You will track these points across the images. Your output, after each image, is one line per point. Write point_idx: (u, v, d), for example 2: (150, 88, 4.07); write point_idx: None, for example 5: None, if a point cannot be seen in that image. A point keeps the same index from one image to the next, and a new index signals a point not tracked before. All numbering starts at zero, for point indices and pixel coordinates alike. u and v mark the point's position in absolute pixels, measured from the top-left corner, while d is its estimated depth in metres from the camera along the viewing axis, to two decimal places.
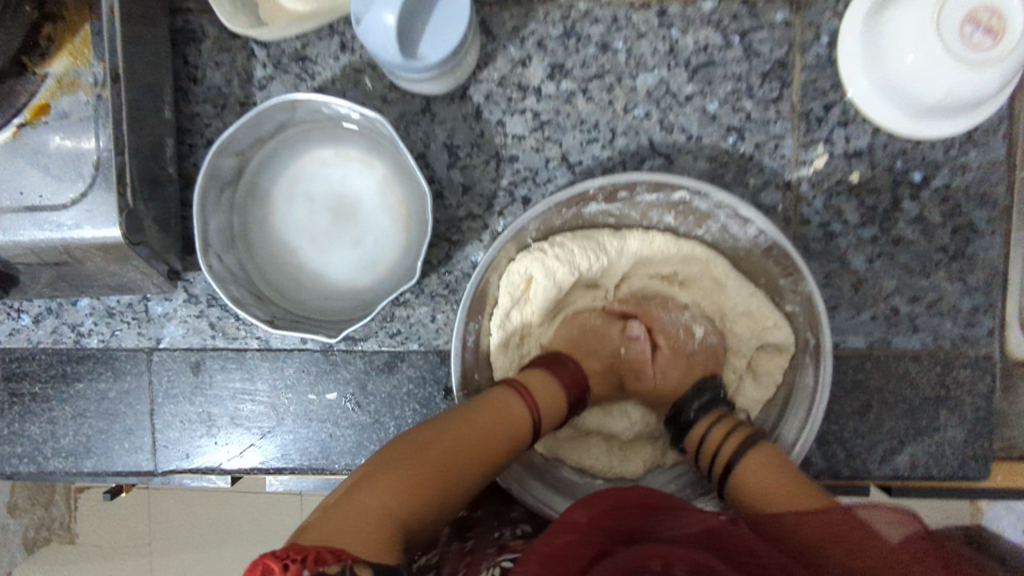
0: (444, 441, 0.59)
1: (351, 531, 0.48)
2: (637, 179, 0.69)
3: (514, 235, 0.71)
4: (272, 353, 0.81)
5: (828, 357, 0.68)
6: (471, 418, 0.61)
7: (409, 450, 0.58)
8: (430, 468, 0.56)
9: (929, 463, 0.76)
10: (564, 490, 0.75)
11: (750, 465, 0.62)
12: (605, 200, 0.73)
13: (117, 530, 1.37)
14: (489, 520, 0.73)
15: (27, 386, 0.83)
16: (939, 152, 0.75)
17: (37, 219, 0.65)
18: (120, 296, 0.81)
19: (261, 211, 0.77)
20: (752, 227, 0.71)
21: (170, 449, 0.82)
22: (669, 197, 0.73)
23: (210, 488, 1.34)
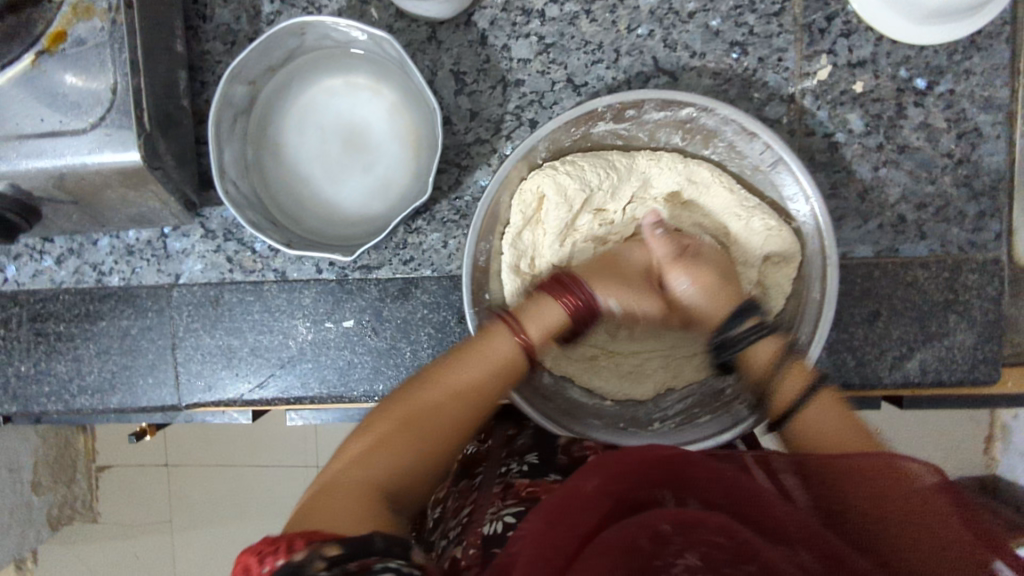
0: (416, 403, 0.60)
1: (332, 507, 0.49)
2: (646, 97, 0.69)
3: (523, 156, 0.72)
4: (289, 284, 0.82)
5: (834, 273, 0.67)
6: (440, 380, 0.62)
7: (385, 419, 0.59)
8: (406, 432, 0.58)
9: (939, 368, 0.77)
10: (573, 410, 0.75)
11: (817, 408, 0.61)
12: (614, 118, 0.74)
13: (138, 502, 1.41)
14: (498, 451, 0.76)
15: (52, 326, 0.85)
16: (943, 58, 0.75)
17: (59, 146, 0.67)
18: (139, 233, 0.83)
19: (275, 140, 0.78)
20: (759, 143, 0.70)
21: (192, 382, 0.84)
22: (677, 115, 0.73)
23: (227, 455, 1.36)
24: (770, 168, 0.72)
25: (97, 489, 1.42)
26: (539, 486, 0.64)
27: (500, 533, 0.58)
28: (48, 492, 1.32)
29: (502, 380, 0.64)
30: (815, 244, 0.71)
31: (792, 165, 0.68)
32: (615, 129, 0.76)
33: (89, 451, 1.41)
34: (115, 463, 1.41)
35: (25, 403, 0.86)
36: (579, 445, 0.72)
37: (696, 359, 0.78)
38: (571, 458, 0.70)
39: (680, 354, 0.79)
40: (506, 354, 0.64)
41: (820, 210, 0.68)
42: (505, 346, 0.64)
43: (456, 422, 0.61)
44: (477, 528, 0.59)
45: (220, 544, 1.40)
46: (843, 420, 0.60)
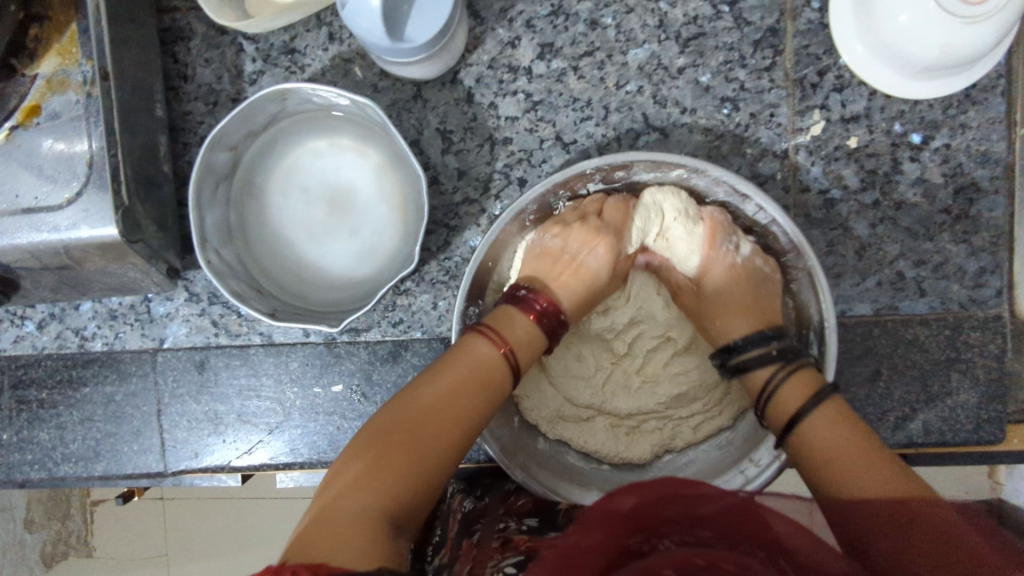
0: (404, 418, 0.58)
1: (333, 539, 0.48)
2: (635, 160, 0.67)
3: (512, 219, 0.70)
4: (275, 348, 0.81)
5: (833, 334, 0.66)
6: (430, 386, 0.61)
7: (376, 436, 0.57)
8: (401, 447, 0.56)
9: (942, 429, 0.75)
10: (568, 477, 0.74)
11: (820, 425, 0.61)
12: (603, 179, 0.74)
13: (133, 539, 1.38)
14: (496, 507, 0.76)
15: (34, 393, 0.83)
16: (938, 112, 0.74)
17: (35, 222, 0.65)
18: (122, 298, 0.81)
19: (260, 205, 0.77)
20: (751, 204, 0.69)
21: (179, 449, 0.82)
22: (667, 175, 0.71)
23: (223, 491, 1.34)
24: (766, 227, 0.71)
25: (91, 526, 1.39)
26: (540, 541, 0.63)
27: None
28: (41, 529, 1.37)
29: (492, 384, 0.63)
30: (815, 309, 0.69)
31: (783, 224, 0.67)
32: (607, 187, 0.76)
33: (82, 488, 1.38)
34: (108, 499, 1.38)
35: (8, 471, 0.84)
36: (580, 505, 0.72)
37: (696, 419, 0.75)
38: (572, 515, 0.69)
39: (678, 417, 0.75)
40: (494, 362, 0.63)
41: (817, 274, 0.66)
42: (489, 354, 0.63)
43: (454, 425, 0.59)
44: None
45: None
46: (849, 433, 0.60)
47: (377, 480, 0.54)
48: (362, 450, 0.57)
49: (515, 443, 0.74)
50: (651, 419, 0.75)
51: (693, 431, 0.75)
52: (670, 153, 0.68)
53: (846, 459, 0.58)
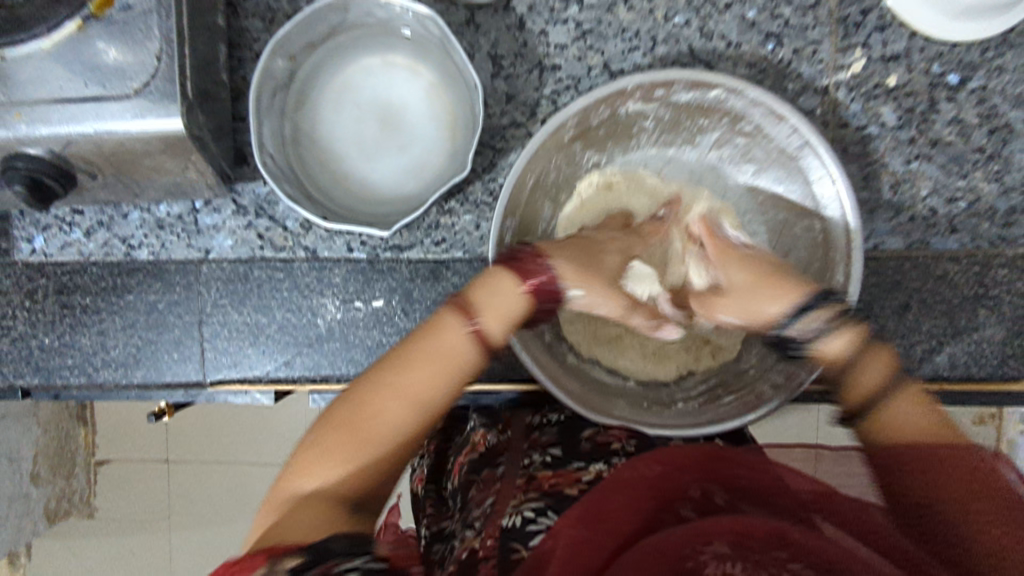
0: (363, 400, 0.53)
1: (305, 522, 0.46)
2: (676, 76, 0.70)
3: (553, 131, 0.72)
4: (319, 263, 0.82)
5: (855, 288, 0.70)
6: (396, 376, 0.54)
7: (325, 422, 0.53)
8: (368, 438, 0.52)
9: (967, 361, 0.78)
10: (600, 392, 0.78)
11: (899, 400, 0.55)
12: (641, 98, 0.75)
13: (136, 499, 1.42)
14: (520, 442, 0.78)
15: (78, 299, 0.84)
16: (976, 54, 0.76)
17: (102, 110, 0.66)
18: (170, 208, 0.83)
19: (312, 119, 0.79)
20: (785, 125, 0.72)
21: (219, 359, 0.84)
22: (704, 95, 0.74)
23: (233, 453, 1.39)
24: (795, 152, 0.74)
25: (95, 484, 1.43)
26: (562, 477, 0.65)
27: (518, 527, 0.57)
28: (47, 484, 1.34)
29: (461, 368, 0.57)
30: (840, 236, 0.72)
31: (818, 145, 0.70)
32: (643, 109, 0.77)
33: (88, 446, 1.41)
34: (115, 458, 1.42)
35: (48, 375, 0.85)
36: (601, 432, 0.73)
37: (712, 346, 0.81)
38: (595, 444, 0.70)
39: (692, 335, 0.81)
40: (462, 338, 0.57)
41: (845, 191, 0.71)
42: (432, 364, 0.55)
43: (420, 409, 0.54)
44: (499, 520, 0.60)
45: (220, 542, 1.42)
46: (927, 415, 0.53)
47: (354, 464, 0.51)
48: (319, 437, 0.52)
49: (550, 359, 0.77)
50: (675, 343, 0.81)
51: (713, 356, 0.81)
52: (708, 72, 0.71)
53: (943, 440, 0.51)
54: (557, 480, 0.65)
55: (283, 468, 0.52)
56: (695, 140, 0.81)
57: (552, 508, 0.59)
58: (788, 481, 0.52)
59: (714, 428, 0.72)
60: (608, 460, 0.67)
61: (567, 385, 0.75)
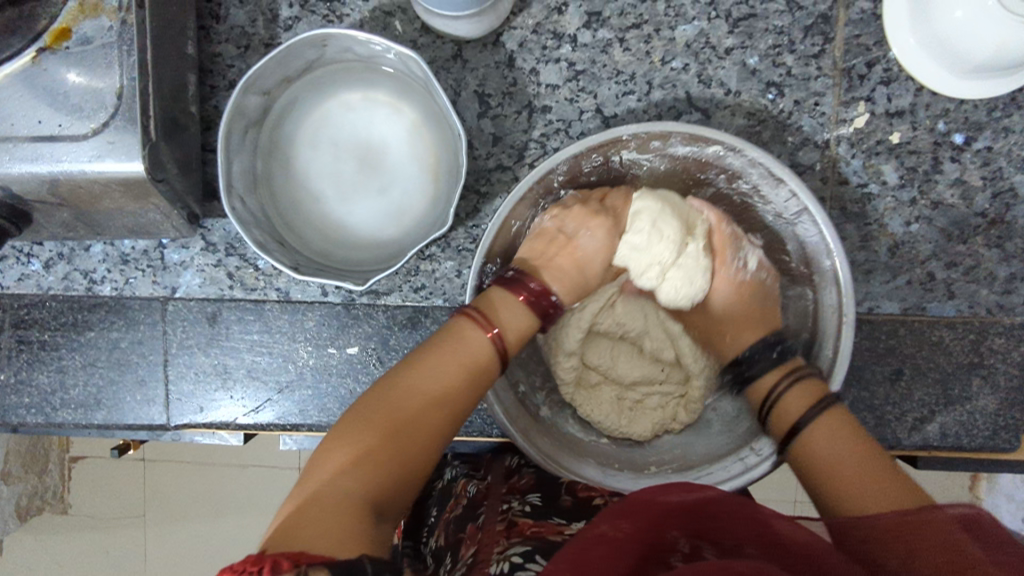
0: (396, 397, 0.57)
1: (318, 524, 0.47)
2: (674, 130, 0.65)
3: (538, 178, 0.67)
4: (292, 306, 0.78)
5: (842, 364, 0.65)
6: (416, 387, 0.58)
7: (361, 416, 0.56)
8: (392, 446, 0.54)
9: (959, 432, 0.76)
10: (572, 449, 0.73)
11: (823, 433, 0.62)
12: (638, 147, 0.70)
13: (110, 497, 1.39)
14: (499, 488, 0.76)
15: (36, 334, 0.80)
16: (983, 113, 0.73)
17: (57, 150, 0.62)
18: (135, 243, 0.79)
19: (287, 155, 0.74)
20: (784, 189, 0.67)
21: (184, 402, 0.80)
22: (702, 151, 0.69)
23: (206, 456, 1.36)
24: (792, 218, 0.69)
25: (67, 482, 1.40)
26: (543, 526, 0.65)
27: (505, 573, 0.56)
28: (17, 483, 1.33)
29: (476, 375, 0.61)
30: (830, 303, 0.68)
31: (814, 213, 0.65)
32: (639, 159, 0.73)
33: (60, 443, 1.38)
34: (88, 455, 1.39)
35: (3, 413, 0.81)
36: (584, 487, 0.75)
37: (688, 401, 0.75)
38: (576, 503, 0.72)
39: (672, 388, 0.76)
40: (481, 346, 0.62)
41: (841, 263, 0.65)
42: (459, 368, 0.60)
43: (438, 413, 0.58)
44: (485, 566, 0.58)
45: (194, 545, 1.39)
46: (851, 440, 0.61)
47: (377, 466, 0.53)
48: (348, 437, 0.54)
49: (519, 410, 0.72)
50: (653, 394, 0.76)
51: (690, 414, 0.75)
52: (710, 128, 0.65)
53: (845, 468, 0.60)
54: (539, 527, 0.65)
55: (321, 460, 0.53)
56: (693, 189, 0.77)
57: (540, 550, 0.59)
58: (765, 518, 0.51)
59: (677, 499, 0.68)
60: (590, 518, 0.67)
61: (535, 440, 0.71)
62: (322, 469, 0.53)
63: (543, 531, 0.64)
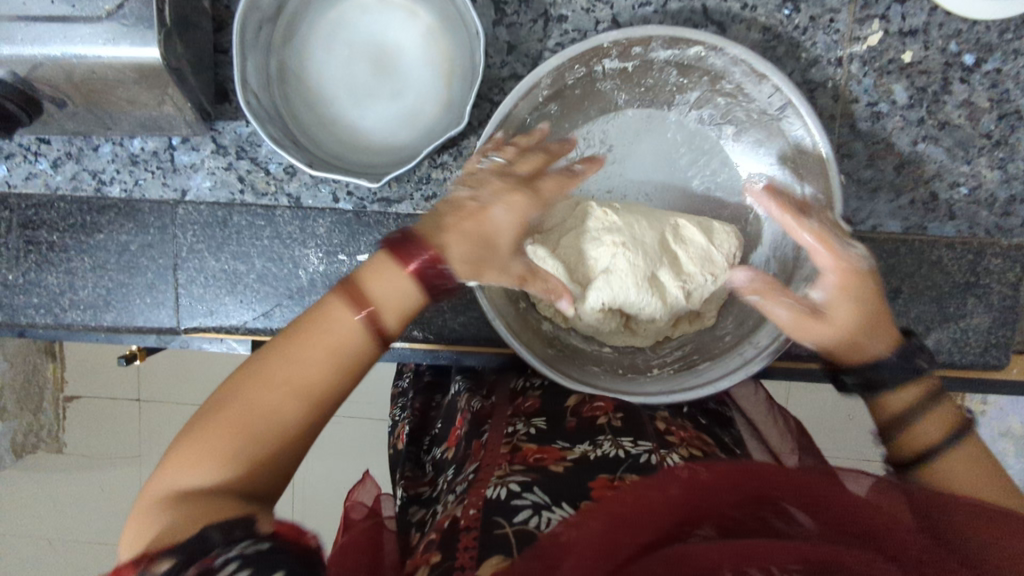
0: (285, 353, 0.48)
1: (178, 524, 0.41)
2: (653, 33, 0.66)
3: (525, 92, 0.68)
4: (302, 211, 0.79)
5: (831, 262, 0.68)
6: (293, 358, 0.47)
7: (247, 378, 0.47)
8: (234, 436, 0.44)
9: (950, 348, 0.78)
10: (573, 359, 0.76)
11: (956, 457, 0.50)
12: (619, 56, 0.70)
13: (107, 434, 1.41)
14: (504, 407, 0.76)
15: (44, 235, 0.80)
16: (995, 34, 0.74)
17: (70, 32, 0.61)
18: (144, 144, 0.78)
19: (300, 56, 0.74)
20: (768, 84, 0.68)
21: (194, 306, 0.81)
22: (684, 53, 0.69)
23: (201, 397, 1.37)
24: (778, 112, 0.70)
25: (64, 417, 1.41)
26: (547, 451, 0.62)
27: (502, 498, 0.54)
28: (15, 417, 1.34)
29: (366, 340, 0.49)
30: (818, 203, 0.68)
31: (800, 103, 0.66)
32: (622, 69, 0.72)
33: (58, 381, 1.39)
34: (83, 393, 1.39)
35: (12, 314, 0.81)
36: (588, 404, 0.71)
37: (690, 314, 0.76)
38: (581, 419, 0.68)
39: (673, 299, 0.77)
40: (377, 309, 0.50)
41: (827, 151, 0.67)
42: (351, 326, 0.49)
43: (330, 357, 0.48)
44: (481, 490, 0.57)
45: None
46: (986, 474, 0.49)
47: (250, 431, 0.45)
48: (223, 402, 0.46)
49: (517, 324, 0.74)
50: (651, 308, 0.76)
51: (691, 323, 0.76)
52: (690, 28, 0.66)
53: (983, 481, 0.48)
54: (543, 452, 0.62)
55: (191, 431, 0.47)
56: (675, 98, 0.75)
57: (539, 482, 0.56)
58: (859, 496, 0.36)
59: (663, 396, 0.70)
60: (594, 438, 0.64)
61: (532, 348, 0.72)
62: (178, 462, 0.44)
63: (545, 458, 0.60)
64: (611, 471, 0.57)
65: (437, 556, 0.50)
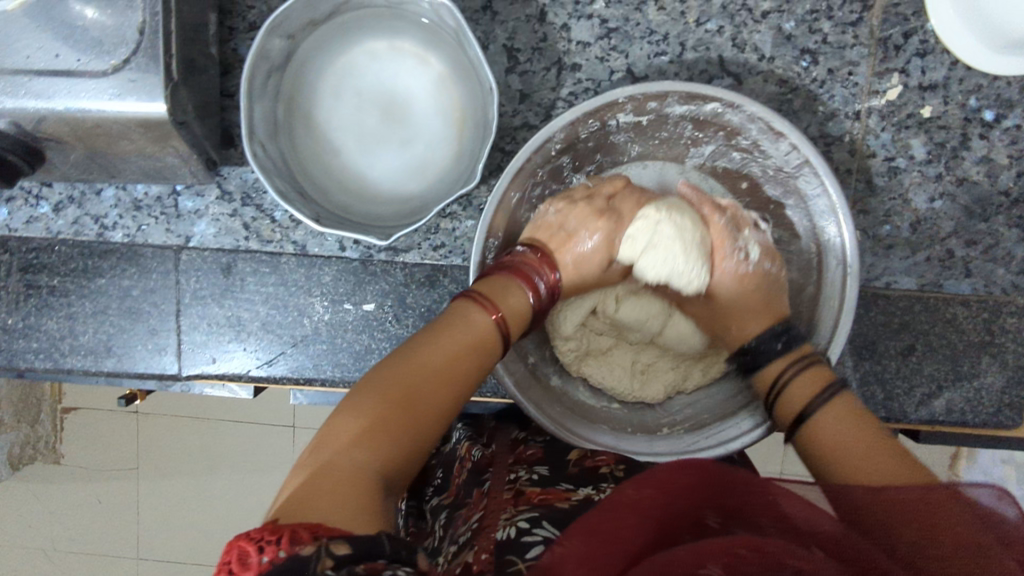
0: (417, 363, 0.54)
1: (332, 491, 0.44)
2: (671, 88, 0.63)
3: (539, 146, 0.66)
4: (308, 260, 0.77)
5: (847, 317, 0.65)
6: (437, 350, 0.55)
7: (380, 383, 0.52)
8: (391, 408, 0.50)
9: (965, 407, 0.77)
10: (582, 416, 0.71)
11: (828, 415, 0.59)
12: (635, 110, 0.68)
13: (103, 455, 1.39)
14: (506, 457, 0.73)
15: (45, 279, 0.78)
16: (1015, 91, 0.72)
17: (75, 86, 0.60)
18: (148, 189, 0.77)
19: (308, 104, 0.72)
20: (783, 142, 0.65)
21: (196, 353, 0.79)
22: (701, 108, 0.67)
23: (202, 419, 1.36)
24: (794, 170, 0.67)
25: (60, 433, 1.39)
26: (551, 492, 0.62)
27: (512, 539, 0.54)
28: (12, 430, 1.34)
29: (483, 354, 0.58)
30: (834, 259, 0.67)
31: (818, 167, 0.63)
32: (636, 121, 0.70)
33: (57, 395, 1.38)
34: (82, 406, 1.38)
35: (10, 358, 0.80)
36: (589, 456, 0.69)
37: (704, 360, 0.74)
38: (584, 468, 0.67)
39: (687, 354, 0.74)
40: (492, 328, 0.59)
41: (845, 221, 0.64)
42: (480, 334, 0.58)
43: (456, 365, 0.56)
44: (491, 532, 0.56)
45: (186, 505, 1.38)
46: (862, 429, 0.57)
47: (389, 435, 0.49)
48: (360, 407, 0.50)
49: (527, 375, 0.71)
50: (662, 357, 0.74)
51: (702, 373, 0.73)
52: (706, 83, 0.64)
53: (866, 448, 0.55)
54: (548, 494, 0.61)
55: (326, 432, 0.49)
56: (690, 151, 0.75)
57: (546, 516, 0.56)
58: (791, 510, 0.42)
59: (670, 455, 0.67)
60: (597, 485, 0.63)
61: (538, 402, 0.69)
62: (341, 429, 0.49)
63: (550, 499, 0.60)
64: None
65: None
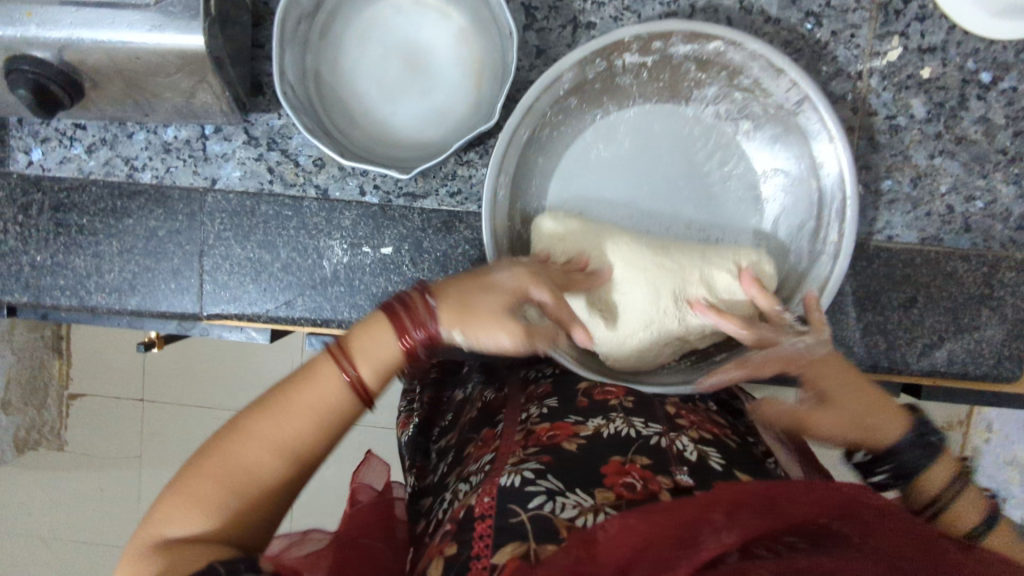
0: (321, 377, 0.51)
1: (202, 501, 0.48)
2: (676, 28, 0.67)
3: (547, 86, 0.70)
4: (329, 203, 0.80)
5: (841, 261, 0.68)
6: (315, 391, 0.51)
7: (286, 394, 0.51)
8: (280, 427, 0.49)
9: (965, 359, 0.79)
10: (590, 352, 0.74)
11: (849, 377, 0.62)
12: (640, 51, 0.71)
13: (108, 437, 1.40)
14: (517, 398, 0.74)
15: (75, 218, 0.81)
16: (1011, 54, 0.76)
17: (118, 17, 0.63)
18: (178, 132, 0.80)
19: (334, 54, 0.76)
20: (785, 79, 0.69)
21: (217, 293, 0.82)
22: (703, 49, 0.70)
23: (206, 398, 1.36)
24: (794, 108, 0.71)
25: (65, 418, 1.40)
26: (561, 429, 0.61)
27: (517, 487, 0.52)
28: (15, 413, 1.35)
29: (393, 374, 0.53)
30: (835, 195, 0.70)
31: (819, 101, 0.68)
32: (641, 64, 0.73)
33: (62, 380, 1.38)
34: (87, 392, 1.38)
35: (37, 293, 0.83)
36: (599, 388, 0.69)
37: None
38: (592, 399, 0.67)
39: None
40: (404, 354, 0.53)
41: (844, 149, 0.68)
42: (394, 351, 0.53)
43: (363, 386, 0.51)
44: (496, 478, 0.54)
45: None
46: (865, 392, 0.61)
47: (276, 454, 0.49)
48: (258, 419, 0.50)
49: None
50: None
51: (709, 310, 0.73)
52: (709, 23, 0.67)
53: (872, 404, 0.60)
54: (558, 429, 0.61)
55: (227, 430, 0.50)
56: (693, 94, 0.75)
57: (552, 467, 0.54)
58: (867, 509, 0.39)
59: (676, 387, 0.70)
60: (607, 416, 0.63)
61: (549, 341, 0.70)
62: (231, 444, 0.49)
63: (559, 438, 0.59)
64: (620, 454, 0.56)
65: (449, 547, 0.49)
